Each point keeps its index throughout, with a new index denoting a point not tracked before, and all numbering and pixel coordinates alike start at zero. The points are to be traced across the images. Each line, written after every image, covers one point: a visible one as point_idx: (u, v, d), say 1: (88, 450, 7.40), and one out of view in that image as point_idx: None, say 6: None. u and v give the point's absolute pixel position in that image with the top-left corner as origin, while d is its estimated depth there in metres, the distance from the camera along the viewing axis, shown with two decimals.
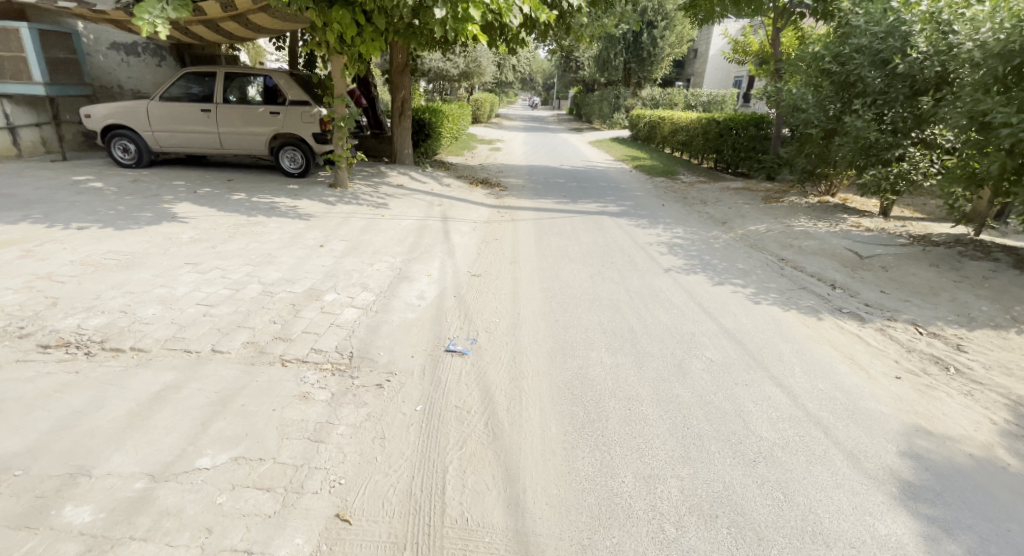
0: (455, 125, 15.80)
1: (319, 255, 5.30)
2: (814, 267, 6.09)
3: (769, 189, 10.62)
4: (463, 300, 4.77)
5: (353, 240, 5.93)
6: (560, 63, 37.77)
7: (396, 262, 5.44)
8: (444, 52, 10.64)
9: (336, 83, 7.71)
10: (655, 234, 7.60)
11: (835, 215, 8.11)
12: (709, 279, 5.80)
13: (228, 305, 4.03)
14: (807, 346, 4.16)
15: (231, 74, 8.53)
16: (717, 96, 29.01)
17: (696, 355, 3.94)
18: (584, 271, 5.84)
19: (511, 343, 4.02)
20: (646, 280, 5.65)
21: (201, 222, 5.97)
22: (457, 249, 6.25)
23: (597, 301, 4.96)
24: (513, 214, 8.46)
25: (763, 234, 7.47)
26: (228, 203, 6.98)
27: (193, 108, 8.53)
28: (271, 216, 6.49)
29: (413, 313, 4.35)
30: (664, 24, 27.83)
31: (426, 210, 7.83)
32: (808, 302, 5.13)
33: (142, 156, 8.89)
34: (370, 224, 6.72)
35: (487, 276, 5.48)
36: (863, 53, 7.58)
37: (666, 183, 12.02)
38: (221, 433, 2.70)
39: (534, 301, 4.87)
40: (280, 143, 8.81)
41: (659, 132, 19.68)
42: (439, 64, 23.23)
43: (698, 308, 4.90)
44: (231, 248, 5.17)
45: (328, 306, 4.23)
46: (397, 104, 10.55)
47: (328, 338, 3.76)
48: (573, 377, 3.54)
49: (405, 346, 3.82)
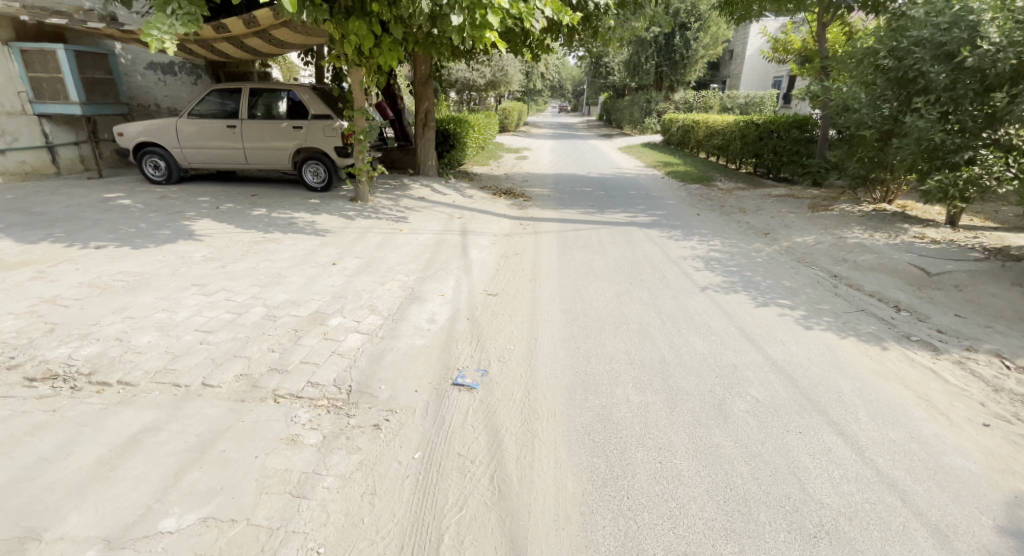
0: (482, 135, 15.59)
1: (330, 274, 5.06)
2: (872, 286, 5.51)
3: (816, 195, 9.87)
4: (477, 323, 4.43)
5: (368, 257, 5.68)
6: (590, 68, 37.21)
7: (410, 281, 5.16)
8: (468, 60, 10.41)
9: (356, 96, 7.53)
10: (689, 247, 7.07)
11: (894, 225, 7.40)
12: (751, 298, 5.26)
13: (228, 331, 3.79)
14: (872, 383, 3.68)
15: (255, 90, 8.51)
16: (756, 97, 28.00)
17: (738, 394, 3.47)
18: (611, 289, 5.40)
19: (526, 375, 3.64)
20: (679, 300, 5.16)
21: (217, 240, 5.84)
22: (474, 265, 5.92)
23: (625, 325, 4.52)
24: (537, 226, 8.08)
25: (812, 247, 6.84)
26: (247, 219, 6.87)
27: (220, 124, 8.55)
28: (288, 232, 6.33)
29: (422, 339, 4.03)
30: (698, 26, 26.67)
31: (446, 224, 7.55)
32: (869, 328, 4.60)
33: (172, 172, 8.96)
34: (388, 239, 6.48)
35: (505, 295, 5.13)
36: (924, 47, 6.91)
37: (700, 191, 11.39)
38: (193, 487, 2.42)
39: (555, 325, 4.47)
40: (303, 158, 8.72)
41: (693, 136, 18.96)
42: (466, 74, 23.24)
43: (739, 335, 4.40)
44: (241, 268, 4.99)
45: (332, 332, 3.94)
46: (421, 115, 10.39)
47: (327, 369, 3.46)
48: (596, 420, 3.15)
49: (411, 378, 3.50)
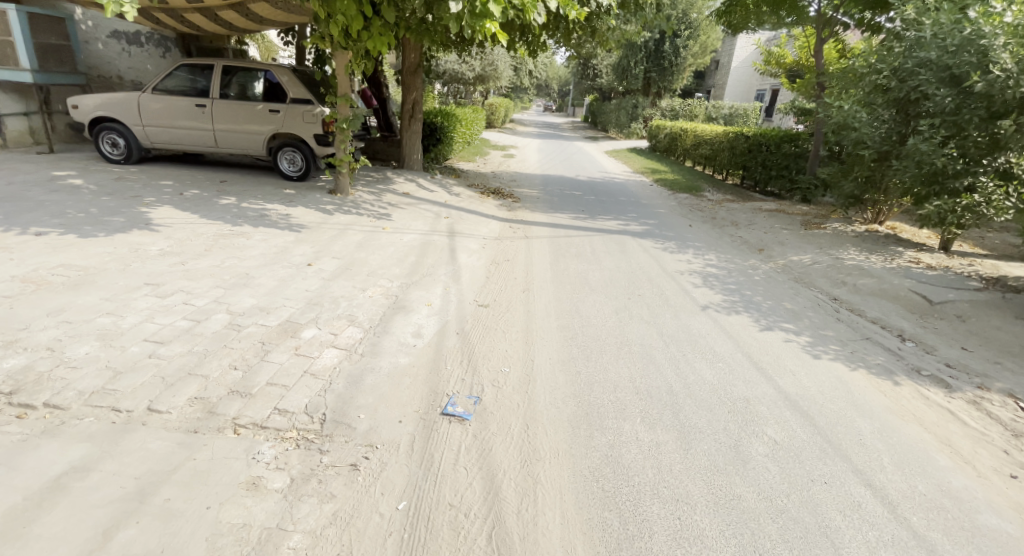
0: (468, 130, 15.11)
1: (305, 277, 4.58)
2: (874, 312, 5.34)
3: (807, 212, 9.78)
4: (468, 340, 4.03)
5: (347, 258, 5.20)
6: (578, 69, 36.99)
7: (393, 287, 4.72)
8: (460, 51, 9.97)
9: (340, 82, 7.01)
10: (685, 261, 6.81)
11: (889, 247, 7.30)
12: (754, 321, 5.01)
13: (183, 342, 3.30)
14: (892, 424, 3.45)
15: (229, 68, 7.90)
16: (740, 109, 28.36)
17: (754, 434, 3.18)
18: (609, 305, 5.07)
19: (524, 404, 3.26)
20: (681, 320, 4.87)
21: (177, 231, 5.29)
22: (463, 271, 5.51)
23: (626, 347, 4.19)
24: (527, 230, 7.72)
25: (809, 266, 6.66)
26: (214, 208, 6.31)
27: (188, 103, 7.91)
28: (259, 225, 5.80)
29: (407, 358, 3.60)
30: (688, 33, 26.69)
31: (432, 223, 7.11)
32: (878, 359, 4.39)
33: (132, 151, 8.25)
34: (369, 238, 6.01)
35: (497, 307, 4.74)
36: (931, 69, 6.81)
37: (690, 201, 11.20)
38: (125, 550, 1.96)
39: (552, 344, 4.11)
40: (279, 144, 8.13)
41: (680, 144, 18.87)
42: (454, 67, 22.73)
43: (748, 363, 4.12)
44: (204, 265, 4.47)
45: (305, 346, 3.48)
46: (407, 105, 9.89)
47: (299, 393, 3.02)
48: (604, 464, 2.79)
49: (395, 406, 3.08)
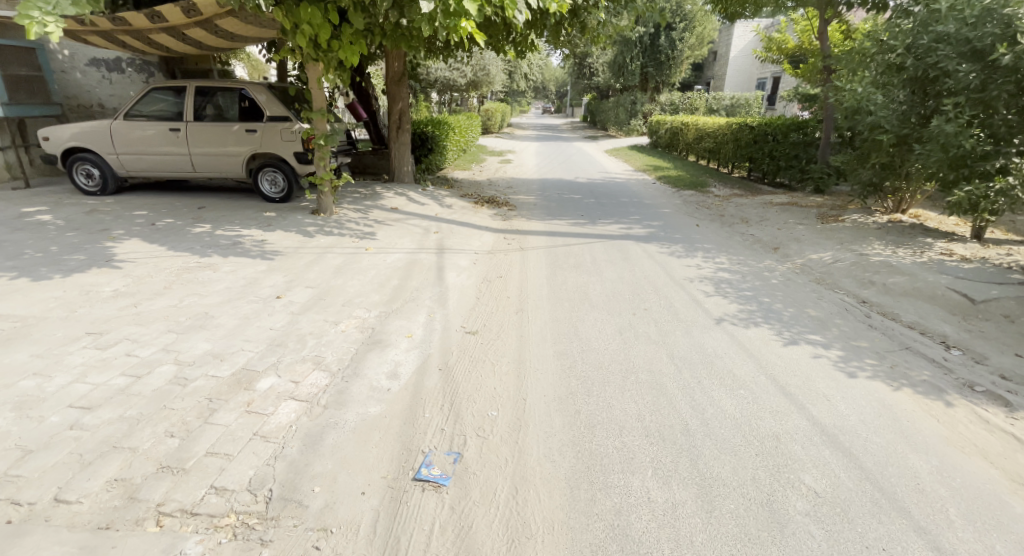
0: (463, 138, 14.68)
1: (271, 313, 4.12)
2: (910, 316, 4.83)
3: (821, 204, 9.20)
4: (451, 377, 3.54)
5: (322, 287, 4.75)
6: (574, 69, 36.52)
7: (370, 318, 4.26)
8: (446, 56, 9.53)
9: (315, 95, 6.56)
10: (694, 266, 6.27)
11: (916, 239, 6.73)
12: (776, 334, 4.47)
13: (114, 406, 2.85)
14: (952, 460, 2.96)
15: (203, 89, 7.53)
16: (741, 99, 27.84)
17: (789, 485, 2.70)
18: (612, 323, 4.57)
19: (514, 459, 2.77)
20: (693, 337, 4.35)
21: (139, 267, 4.87)
22: (450, 293, 5.04)
23: (632, 375, 3.68)
24: (523, 240, 7.25)
25: (830, 265, 6.12)
26: (186, 238, 5.90)
27: (161, 127, 7.54)
28: (230, 255, 5.37)
29: (378, 407, 3.12)
30: (683, 26, 26.11)
31: (420, 240, 6.66)
32: (922, 375, 3.87)
33: (107, 182, 7.89)
34: (349, 261, 5.55)
35: (487, 334, 4.26)
36: (950, 43, 6.22)
37: (695, 198, 10.65)
38: None
39: (548, 377, 3.62)
40: (259, 164, 7.68)
41: (682, 138, 18.33)
42: (445, 73, 22.19)
43: (774, 388, 3.60)
44: (159, 306, 4.03)
45: (258, 402, 3.01)
46: (394, 116, 9.47)
47: (243, 463, 2.55)
48: (609, 539, 2.30)
49: (359, 471, 2.60)
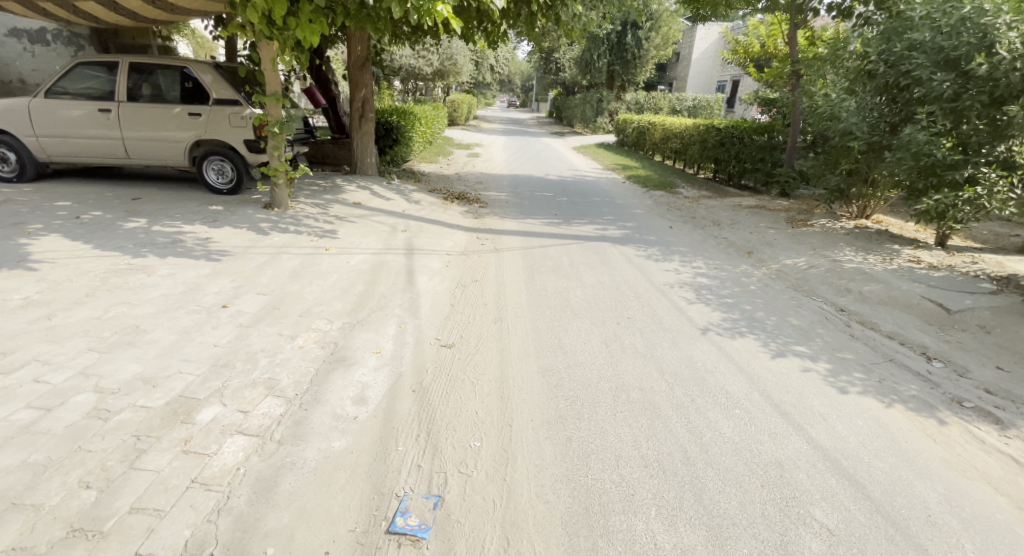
0: (428, 130, 14.17)
1: (215, 325, 3.62)
2: (889, 325, 4.78)
3: (789, 208, 9.29)
4: (426, 400, 3.17)
5: (276, 293, 4.25)
6: (541, 64, 36.24)
7: (332, 330, 3.82)
8: (413, 43, 9.03)
9: (268, 79, 5.94)
10: (673, 270, 6.10)
11: (885, 245, 6.80)
12: (763, 345, 4.31)
13: (15, 451, 2.35)
14: (956, 487, 2.81)
15: (139, 66, 6.77)
16: (703, 101, 28.31)
17: (800, 521, 2.46)
18: (597, 334, 4.29)
19: (502, 501, 2.44)
20: (680, 349, 4.13)
21: (58, 269, 4.24)
22: (421, 300, 4.64)
23: (623, 394, 3.41)
24: (496, 240, 6.90)
25: (807, 272, 6.09)
26: (116, 234, 5.24)
27: (90, 108, 6.75)
28: (168, 255, 4.77)
29: (343, 441, 2.72)
30: (650, 25, 26.31)
31: (386, 239, 6.20)
32: (911, 390, 3.77)
33: (26, 168, 6.98)
34: (307, 262, 5.05)
35: (464, 347, 3.89)
36: (923, 52, 6.34)
37: (666, 199, 10.58)
38: None
39: (534, 398, 3.29)
40: (204, 152, 6.95)
41: (648, 137, 18.39)
42: (411, 61, 21.44)
43: (769, 407, 3.40)
44: (79, 318, 3.48)
45: (198, 439, 2.57)
46: (356, 104, 8.89)
47: (175, 522, 2.11)
48: None
49: (321, 525, 2.21)
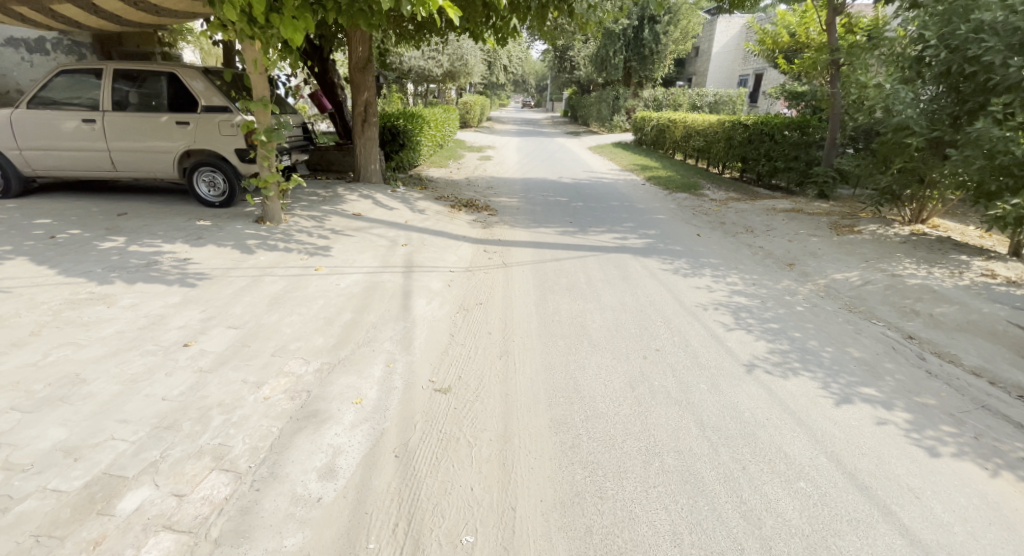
0: (439, 133, 13.66)
1: (170, 371, 3.07)
2: (971, 359, 4.02)
3: (829, 211, 8.47)
4: (411, 471, 2.55)
5: (250, 326, 3.71)
6: (555, 63, 35.51)
7: (307, 374, 3.24)
8: (418, 41, 8.50)
9: (255, 82, 5.45)
10: (705, 287, 5.40)
11: (948, 255, 5.98)
12: (822, 387, 3.60)
13: None
14: None
15: (126, 72, 6.37)
16: (724, 96, 27.27)
17: None
18: (620, 372, 3.63)
19: None
20: (722, 393, 3.45)
21: (8, 299, 3.76)
22: (418, 330, 4.04)
23: (656, 460, 2.76)
24: (506, 253, 6.29)
25: (860, 289, 5.34)
26: (88, 255, 4.77)
27: (75, 118, 6.36)
28: (138, 280, 4.27)
29: (300, 536, 2.13)
30: (668, 19, 25.49)
31: (385, 255, 5.64)
32: (1018, 450, 3.02)
33: (10, 182, 6.62)
34: (293, 286, 4.51)
35: (462, 393, 3.27)
36: (994, 34, 5.53)
37: (691, 202, 9.85)
38: None
39: (544, 467, 2.66)
40: (194, 163, 6.48)
41: (669, 136, 17.59)
42: (420, 62, 20.97)
43: (843, 481, 2.70)
44: (10, 365, 2.96)
45: (113, 541, 2.00)
46: (359, 108, 8.37)
47: None
48: None
49: None
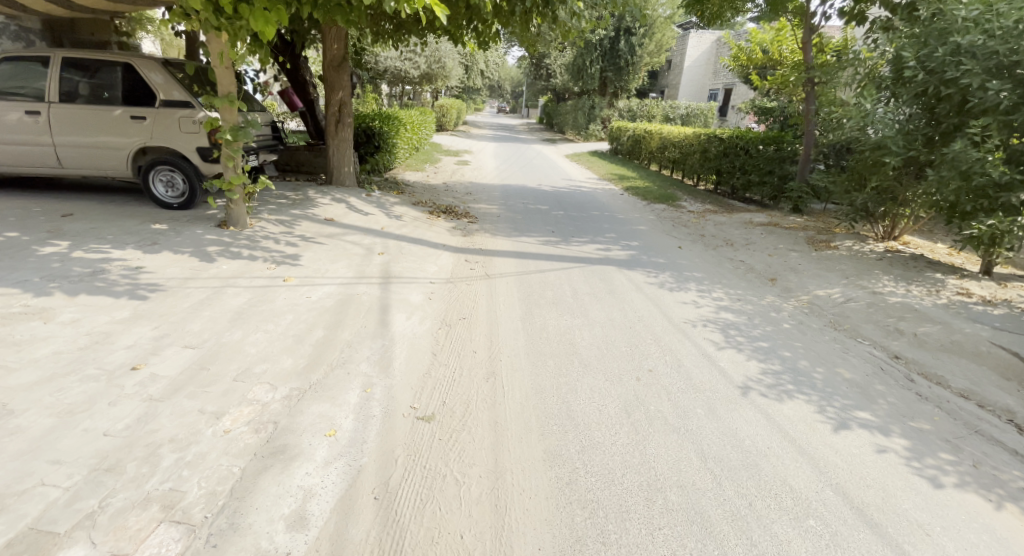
0: (415, 136, 13.32)
1: (115, 400, 2.70)
2: (959, 381, 3.99)
3: (805, 225, 8.56)
4: (393, 516, 2.28)
5: (209, 346, 3.34)
6: (530, 70, 35.58)
7: (274, 403, 2.92)
8: (396, 42, 8.20)
9: (222, 77, 5.07)
10: (692, 303, 5.28)
11: (924, 273, 6.06)
12: (818, 411, 3.49)
13: None
14: None
15: (76, 62, 5.88)
16: (696, 109, 27.71)
17: None
18: (614, 396, 3.44)
19: None
20: (720, 418, 3.30)
21: None
22: (397, 349, 3.76)
23: (659, 497, 2.56)
24: (487, 263, 6.05)
25: (844, 306, 5.32)
26: (25, 260, 4.30)
27: (17, 109, 5.82)
28: (81, 290, 3.85)
29: None
30: (643, 31, 25.77)
31: (359, 265, 5.32)
32: (1017, 479, 2.96)
33: None
34: (259, 299, 4.15)
35: (448, 422, 3.01)
36: (972, 57, 5.60)
37: (669, 213, 9.84)
38: None
39: (540, 508, 2.42)
40: (151, 161, 6.00)
41: (644, 146, 17.71)
42: (396, 63, 20.60)
43: (852, 517, 2.56)
44: None
45: None
46: (333, 108, 8.00)
47: None
48: None
49: None
